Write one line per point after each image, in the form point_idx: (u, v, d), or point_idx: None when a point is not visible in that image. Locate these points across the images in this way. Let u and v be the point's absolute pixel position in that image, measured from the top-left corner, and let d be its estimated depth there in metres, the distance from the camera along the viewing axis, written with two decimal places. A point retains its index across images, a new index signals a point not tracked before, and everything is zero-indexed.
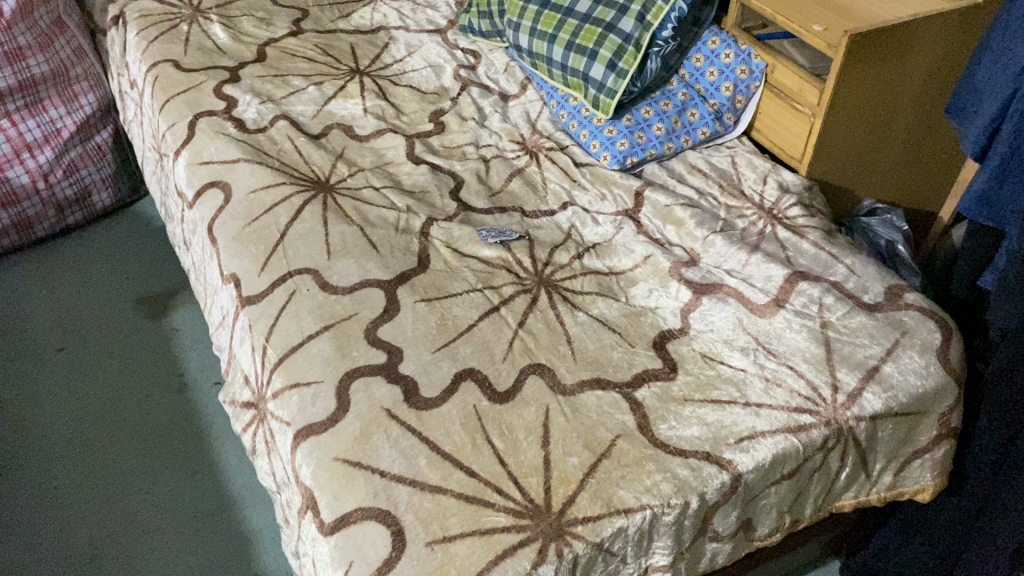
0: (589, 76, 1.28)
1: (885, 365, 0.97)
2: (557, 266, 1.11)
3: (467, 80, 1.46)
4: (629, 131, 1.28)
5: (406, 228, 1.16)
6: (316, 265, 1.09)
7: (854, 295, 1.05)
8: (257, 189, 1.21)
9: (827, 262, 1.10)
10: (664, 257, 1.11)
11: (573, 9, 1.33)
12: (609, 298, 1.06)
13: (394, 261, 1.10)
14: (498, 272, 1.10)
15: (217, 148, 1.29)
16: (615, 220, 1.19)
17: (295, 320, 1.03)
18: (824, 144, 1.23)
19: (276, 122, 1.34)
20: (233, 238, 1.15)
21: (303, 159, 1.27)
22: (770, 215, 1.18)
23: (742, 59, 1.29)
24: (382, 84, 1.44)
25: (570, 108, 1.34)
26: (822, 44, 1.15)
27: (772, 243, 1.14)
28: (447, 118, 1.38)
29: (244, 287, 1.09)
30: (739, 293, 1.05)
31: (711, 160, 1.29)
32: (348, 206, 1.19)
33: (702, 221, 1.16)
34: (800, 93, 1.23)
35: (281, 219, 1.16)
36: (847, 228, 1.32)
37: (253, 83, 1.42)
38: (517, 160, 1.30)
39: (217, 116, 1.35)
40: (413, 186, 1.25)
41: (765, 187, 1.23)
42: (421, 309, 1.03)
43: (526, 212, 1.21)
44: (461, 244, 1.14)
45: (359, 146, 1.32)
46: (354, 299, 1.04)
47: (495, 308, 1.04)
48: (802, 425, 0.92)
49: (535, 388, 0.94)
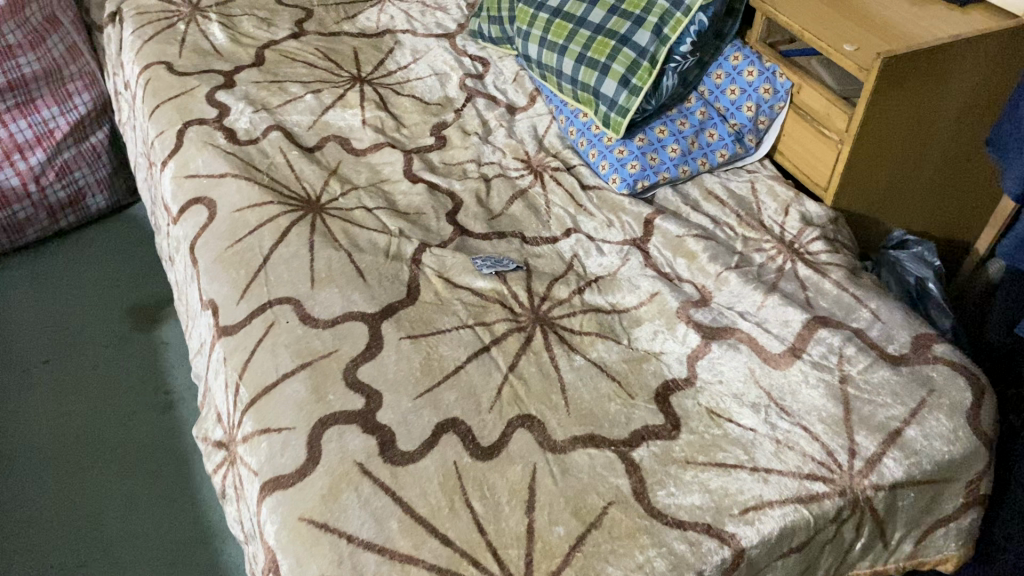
0: (600, 92, 1.19)
1: (908, 428, 0.89)
2: (555, 301, 1.03)
3: (473, 90, 1.38)
4: (641, 152, 1.19)
5: (397, 254, 1.09)
6: (297, 294, 1.02)
7: (876, 345, 0.97)
8: (243, 207, 1.13)
9: (850, 306, 1.01)
10: (672, 295, 1.02)
11: (586, 19, 1.24)
12: (610, 339, 0.98)
13: (381, 292, 1.03)
14: (492, 307, 1.02)
15: (204, 160, 1.22)
16: (621, 250, 1.11)
17: (271, 355, 0.96)
18: (851, 173, 1.14)
19: (268, 133, 1.27)
20: (214, 260, 1.08)
21: (294, 174, 1.20)
22: (790, 249, 1.09)
23: (766, 78, 1.19)
24: (383, 94, 1.36)
25: (580, 124, 1.26)
26: (853, 66, 1.06)
27: (792, 281, 1.05)
28: (450, 132, 1.30)
29: (222, 316, 1.03)
30: (752, 339, 0.97)
31: (729, 185, 1.20)
32: (337, 228, 1.11)
33: (716, 255, 1.07)
34: (827, 117, 1.13)
35: (264, 242, 1.09)
36: (873, 266, 1.21)
37: (248, 89, 1.35)
38: (520, 180, 1.22)
39: (208, 124, 1.28)
40: (408, 206, 1.17)
41: (786, 217, 1.14)
42: (406, 347, 0.96)
43: (526, 238, 1.13)
44: (454, 274, 1.06)
45: (355, 161, 1.25)
46: (335, 334, 0.97)
47: (485, 348, 0.97)
48: (814, 495, 0.83)
49: (522, 444, 0.86)
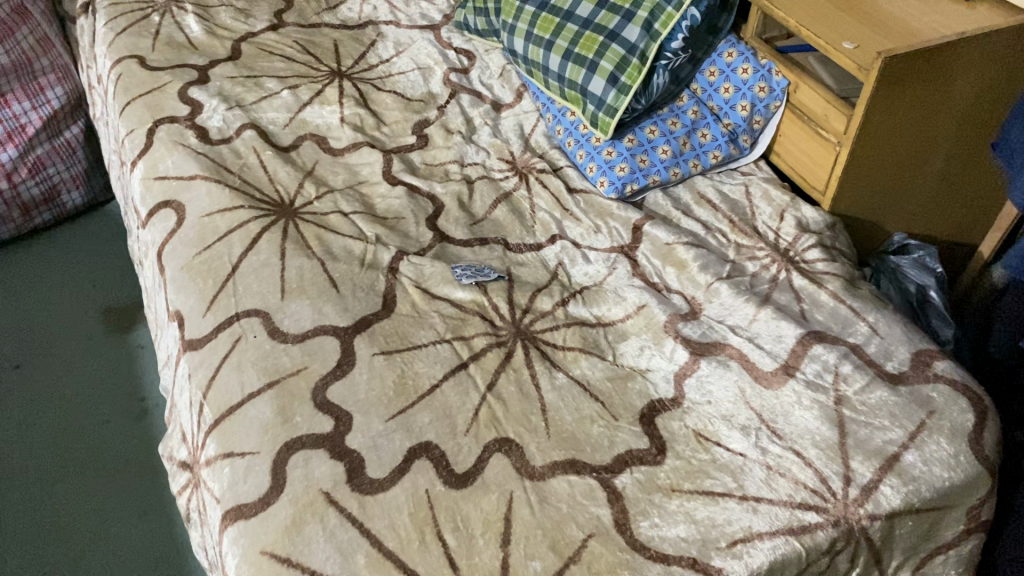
0: (588, 90, 1.14)
1: (906, 453, 0.84)
2: (538, 314, 0.98)
3: (458, 85, 1.33)
4: (631, 154, 1.14)
5: (373, 262, 1.04)
6: (266, 307, 0.97)
7: (873, 362, 0.92)
8: (212, 211, 1.08)
9: (846, 320, 0.97)
10: (660, 307, 0.97)
11: (574, 13, 1.18)
12: (594, 355, 0.93)
13: (355, 304, 0.98)
14: (471, 320, 0.97)
15: (174, 161, 1.16)
16: (608, 259, 1.06)
17: (236, 373, 0.91)
18: (850, 177, 1.09)
19: (242, 131, 1.21)
20: (181, 269, 1.04)
21: (267, 176, 1.15)
22: (785, 258, 1.04)
23: (761, 75, 1.14)
24: (364, 89, 1.31)
25: (567, 124, 1.21)
26: (851, 65, 1.00)
27: (786, 292, 1.00)
28: (432, 131, 1.25)
29: (188, 329, 0.98)
30: (743, 356, 0.92)
31: (721, 188, 1.15)
32: (310, 234, 1.06)
33: (707, 264, 1.02)
34: (825, 119, 1.08)
35: (234, 250, 1.04)
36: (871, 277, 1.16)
37: (223, 85, 1.30)
38: (504, 183, 1.17)
39: (179, 123, 1.22)
40: (386, 210, 1.12)
41: (781, 223, 1.09)
42: (379, 364, 0.91)
43: (509, 245, 1.08)
44: (432, 284, 1.02)
45: (332, 161, 1.19)
46: (305, 350, 0.93)
47: (462, 365, 0.92)
48: (806, 526, 0.79)
49: (498, 471, 0.81)
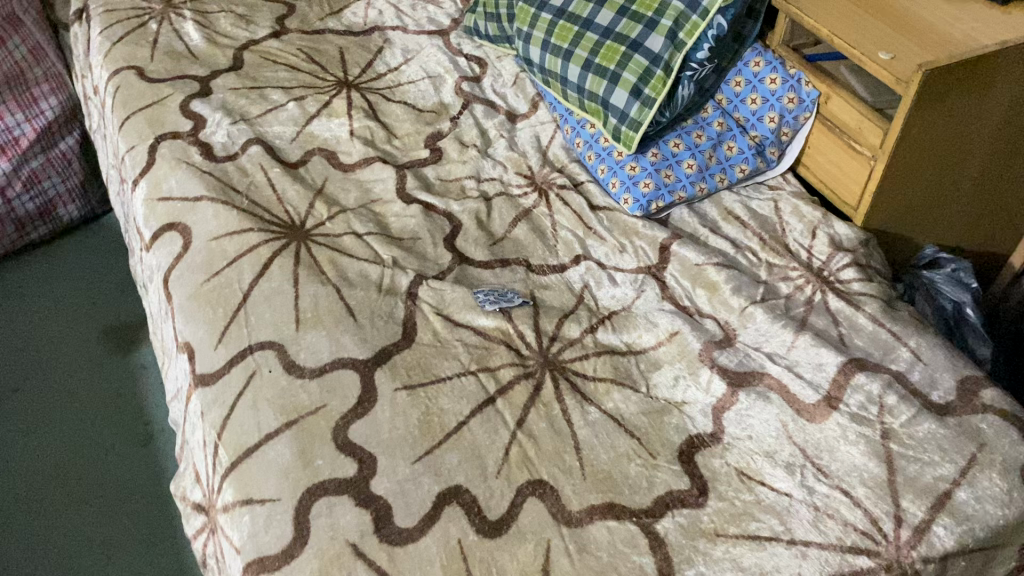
0: (609, 102, 1.09)
1: (958, 491, 0.80)
2: (566, 342, 0.94)
3: (470, 95, 1.28)
4: (655, 169, 1.09)
5: (391, 288, 0.99)
6: (280, 339, 0.93)
7: (918, 392, 0.88)
8: (220, 235, 1.04)
9: (887, 345, 0.93)
10: (693, 333, 0.93)
11: (593, 21, 1.13)
12: (627, 387, 0.89)
13: (374, 334, 0.94)
14: (495, 350, 0.93)
15: (178, 180, 1.11)
16: (635, 280, 1.02)
17: (253, 412, 0.86)
18: (885, 192, 1.04)
19: (247, 147, 1.16)
20: (189, 297, 0.99)
21: (275, 195, 1.10)
22: (819, 278, 1.00)
23: (790, 86, 1.09)
24: (373, 100, 1.26)
25: (586, 136, 1.16)
26: (889, 78, 0.96)
27: (823, 316, 0.96)
28: (446, 144, 1.20)
29: (198, 362, 0.93)
30: (782, 386, 0.88)
31: (749, 203, 1.11)
32: (324, 258, 1.02)
33: (739, 287, 0.98)
34: (859, 132, 1.03)
35: (244, 276, 0.99)
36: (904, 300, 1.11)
37: (226, 97, 1.25)
38: (523, 199, 1.13)
39: (182, 139, 1.17)
40: (402, 231, 1.08)
41: (813, 241, 1.05)
42: (402, 400, 0.87)
43: (531, 266, 1.04)
44: (453, 311, 0.97)
45: (343, 178, 1.15)
46: (323, 386, 0.88)
47: (490, 400, 0.88)
48: (858, 571, 0.75)
49: (533, 517, 0.78)
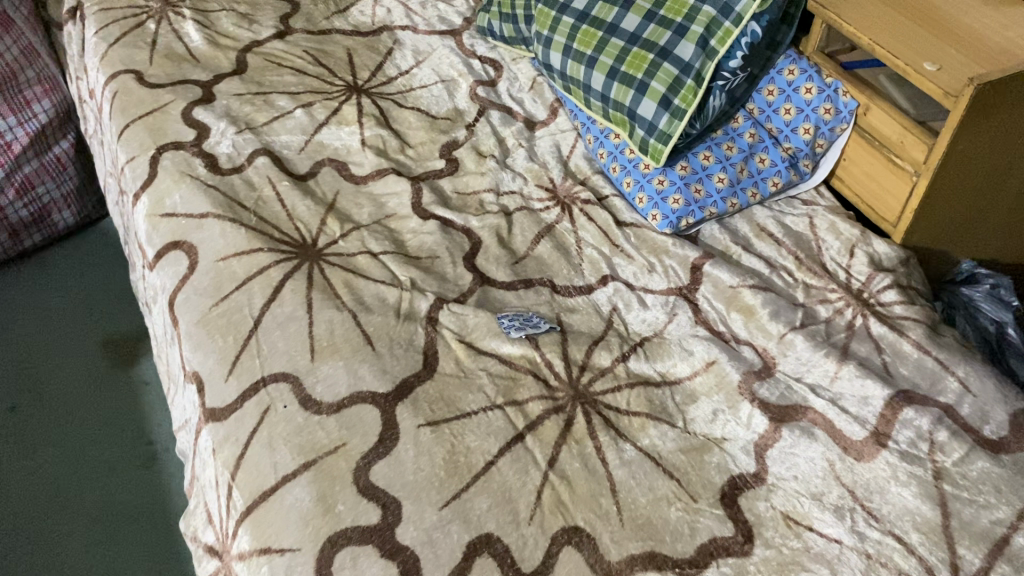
0: (636, 113, 1.04)
1: (1017, 536, 0.75)
2: (596, 371, 0.89)
3: (486, 101, 1.22)
4: (684, 183, 1.04)
5: (410, 312, 0.94)
6: (295, 370, 0.88)
7: (969, 427, 0.84)
8: (228, 255, 0.99)
9: (934, 374, 0.88)
10: (731, 363, 0.89)
11: (618, 26, 1.08)
12: (663, 422, 0.85)
13: (394, 364, 0.89)
14: (522, 380, 0.88)
15: (182, 195, 1.06)
16: (666, 303, 0.97)
17: (268, 452, 0.82)
18: (927, 209, 0.99)
19: (254, 158, 1.11)
20: (197, 323, 0.94)
21: (285, 212, 1.04)
22: (860, 301, 0.96)
23: (826, 96, 1.04)
24: (384, 107, 1.20)
25: (611, 147, 1.11)
26: (936, 91, 0.91)
27: (865, 342, 0.92)
28: (462, 155, 1.14)
29: (208, 395, 0.88)
30: (827, 421, 0.84)
31: (782, 219, 1.06)
32: (338, 280, 0.96)
33: (777, 311, 0.93)
34: (901, 145, 0.98)
35: (254, 301, 0.94)
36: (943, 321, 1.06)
37: (230, 104, 1.19)
38: (545, 214, 1.07)
39: (185, 150, 1.11)
40: (419, 249, 1.02)
41: (852, 260, 1.00)
42: (426, 438, 0.82)
43: (556, 287, 0.99)
44: (476, 337, 0.92)
45: (355, 191, 1.09)
46: (342, 423, 0.83)
47: (519, 437, 0.83)
48: None
49: (570, 568, 0.73)
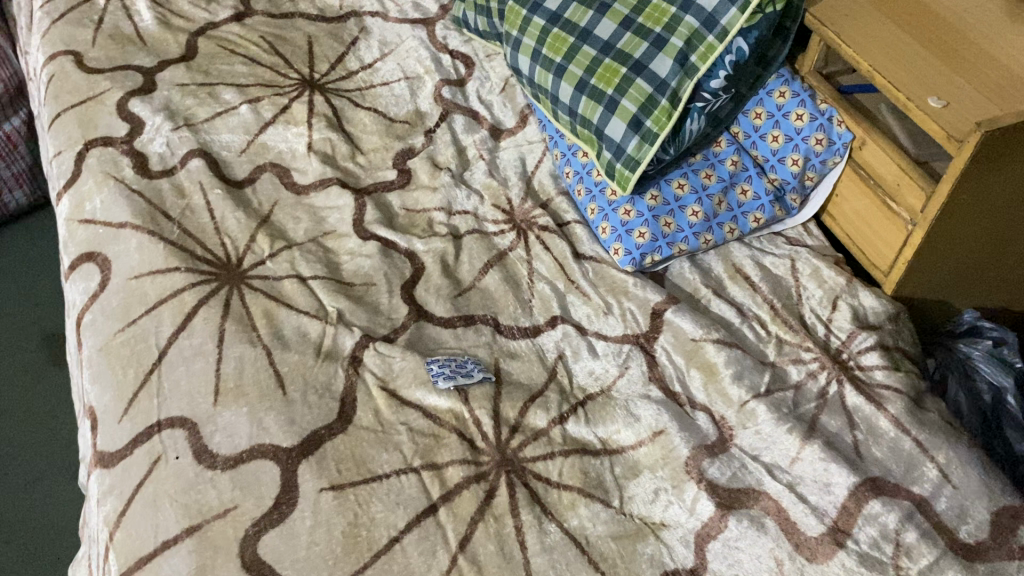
0: (604, 133, 0.93)
1: None
2: (529, 434, 0.79)
3: (451, 104, 1.13)
4: (653, 215, 0.93)
5: (332, 351, 0.85)
6: (193, 416, 0.79)
7: (942, 527, 0.73)
8: (142, 273, 0.89)
9: (911, 459, 0.77)
10: (681, 434, 0.79)
11: (591, 32, 0.96)
12: (597, 500, 0.75)
13: (304, 413, 0.80)
14: (445, 440, 0.79)
15: (103, 200, 0.97)
16: (620, 353, 0.87)
17: (152, 511, 0.74)
18: (922, 261, 0.88)
19: (187, 161, 1.01)
20: (100, 350, 0.85)
21: (212, 224, 0.95)
22: (837, 364, 0.85)
23: (819, 124, 0.92)
24: (338, 106, 1.10)
25: (578, 167, 1.00)
26: (939, 132, 0.78)
27: (837, 415, 0.81)
28: (416, 165, 1.05)
29: (100, 436, 0.80)
30: (780, 511, 0.74)
31: (761, 260, 0.95)
32: (257, 308, 0.87)
33: (741, 373, 0.83)
34: (898, 188, 0.86)
35: (162, 330, 0.85)
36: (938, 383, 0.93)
37: (171, 96, 1.09)
38: (499, 239, 0.97)
39: (114, 147, 1.02)
40: (354, 274, 0.93)
41: (834, 313, 0.89)
42: (326, 505, 0.73)
43: (499, 326, 0.89)
44: (400, 384, 0.83)
45: (294, 202, 1.00)
46: (236, 482, 0.75)
47: (431, 509, 0.74)
48: None
49: None
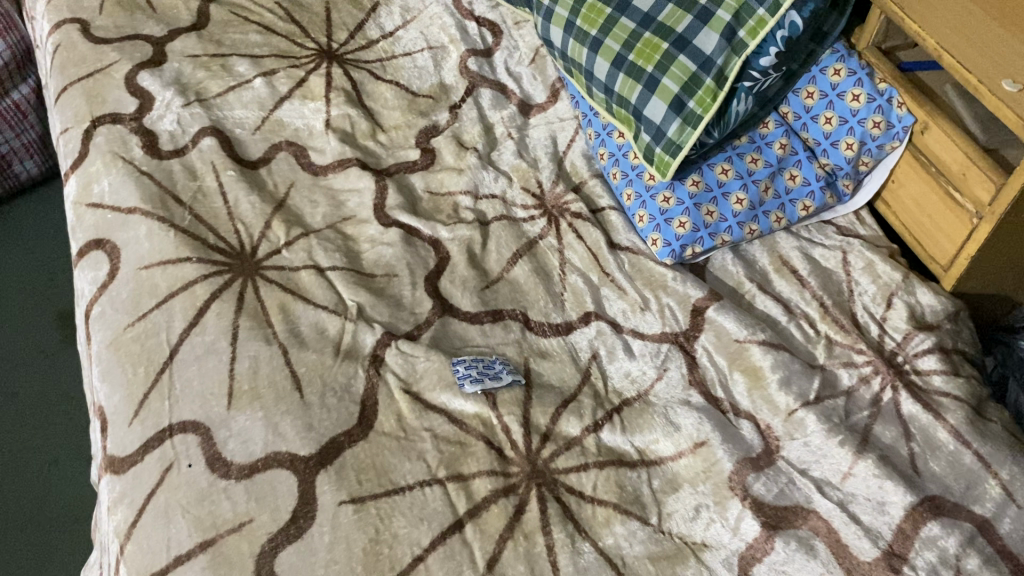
0: (642, 114, 0.86)
1: None
2: (561, 443, 0.75)
3: (477, 76, 1.07)
4: (694, 203, 0.87)
5: (351, 349, 0.80)
6: (206, 419, 0.74)
7: (1006, 552, 0.68)
8: (152, 262, 0.84)
9: (973, 476, 0.72)
10: (724, 446, 0.74)
11: (631, 3, 0.88)
12: (633, 517, 0.70)
13: (323, 419, 0.75)
14: (472, 449, 0.74)
15: (111, 181, 0.91)
16: (657, 353, 0.82)
17: (164, 523, 0.69)
18: (987, 258, 0.81)
19: (199, 139, 0.96)
20: (109, 345, 0.80)
21: (225, 209, 0.90)
22: (892, 368, 0.79)
23: (878, 106, 0.85)
24: (358, 79, 1.05)
25: (614, 148, 0.95)
26: (1012, 119, 0.71)
27: (892, 425, 0.75)
28: (441, 144, 1.00)
29: (110, 439, 0.75)
30: (831, 532, 0.69)
31: (810, 252, 0.89)
32: (273, 302, 0.82)
33: (789, 379, 0.78)
34: (963, 179, 0.79)
35: (173, 325, 0.80)
36: (997, 385, 0.88)
37: (182, 68, 1.03)
38: (529, 226, 0.93)
39: (122, 124, 0.96)
40: (375, 264, 0.88)
41: (888, 311, 0.83)
42: (345, 520, 0.69)
43: (529, 322, 0.84)
44: (424, 386, 0.78)
45: (311, 184, 0.95)
46: (251, 493, 0.70)
47: (457, 526, 0.69)
48: None
49: None
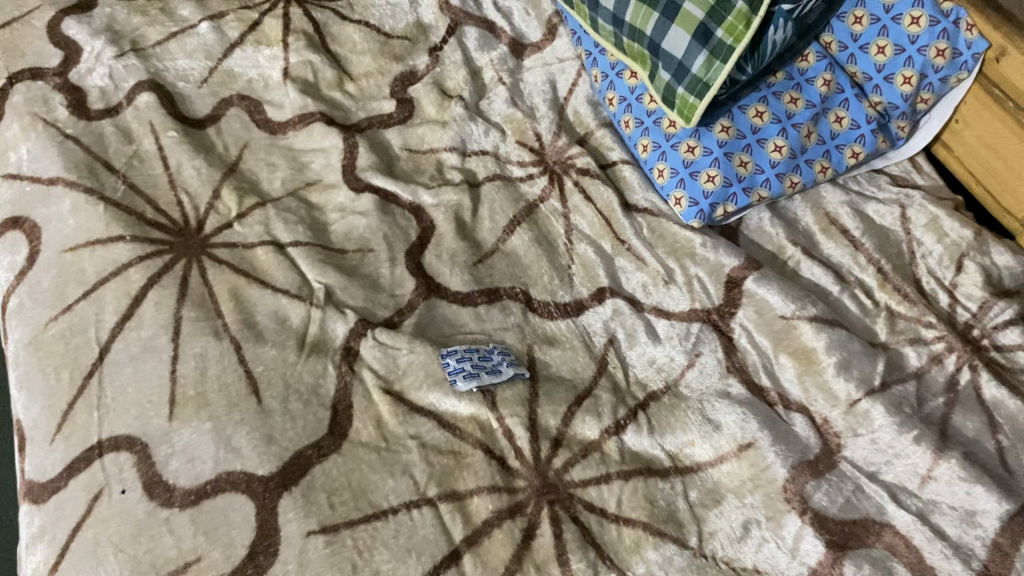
0: (660, 48, 0.71)
1: None
2: (576, 448, 0.62)
3: (460, 13, 0.93)
4: (724, 153, 0.73)
5: (320, 341, 0.67)
6: (143, 435, 0.60)
7: None
8: (79, 244, 0.69)
9: None
10: (775, 449, 0.61)
11: None
12: (669, 540, 0.57)
13: (287, 429, 0.61)
14: (468, 460, 0.61)
15: (30, 148, 0.76)
16: (687, 335, 0.68)
17: (89, 568, 0.55)
18: None
19: (135, 95, 0.81)
20: (28, 345, 0.66)
21: (167, 176, 0.75)
22: (968, 344, 0.66)
23: (942, 31, 0.72)
24: (321, 19, 0.89)
25: (625, 92, 0.81)
26: None
27: (976, 414, 0.62)
28: (421, 93, 0.86)
29: (29, 462, 0.61)
30: (912, 552, 0.56)
31: (861, 207, 0.76)
32: (224, 288, 0.69)
33: (849, 363, 0.64)
34: None
35: (104, 319, 0.65)
36: None
37: (115, 13, 0.88)
38: (527, 187, 0.79)
39: (44, 80, 0.81)
40: (346, 237, 0.74)
41: (959, 275, 0.70)
42: (316, 556, 0.55)
43: (532, 302, 0.71)
44: (408, 385, 0.65)
45: (269, 144, 0.81)
46: (198, 525, 0.56)
47: (454, 558, 0.56)
48: None
49: None
